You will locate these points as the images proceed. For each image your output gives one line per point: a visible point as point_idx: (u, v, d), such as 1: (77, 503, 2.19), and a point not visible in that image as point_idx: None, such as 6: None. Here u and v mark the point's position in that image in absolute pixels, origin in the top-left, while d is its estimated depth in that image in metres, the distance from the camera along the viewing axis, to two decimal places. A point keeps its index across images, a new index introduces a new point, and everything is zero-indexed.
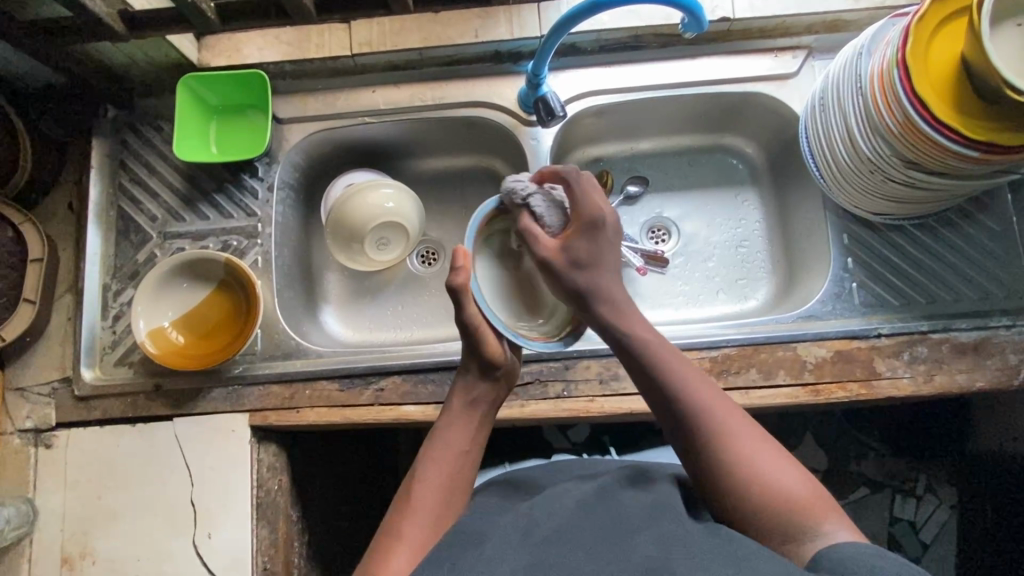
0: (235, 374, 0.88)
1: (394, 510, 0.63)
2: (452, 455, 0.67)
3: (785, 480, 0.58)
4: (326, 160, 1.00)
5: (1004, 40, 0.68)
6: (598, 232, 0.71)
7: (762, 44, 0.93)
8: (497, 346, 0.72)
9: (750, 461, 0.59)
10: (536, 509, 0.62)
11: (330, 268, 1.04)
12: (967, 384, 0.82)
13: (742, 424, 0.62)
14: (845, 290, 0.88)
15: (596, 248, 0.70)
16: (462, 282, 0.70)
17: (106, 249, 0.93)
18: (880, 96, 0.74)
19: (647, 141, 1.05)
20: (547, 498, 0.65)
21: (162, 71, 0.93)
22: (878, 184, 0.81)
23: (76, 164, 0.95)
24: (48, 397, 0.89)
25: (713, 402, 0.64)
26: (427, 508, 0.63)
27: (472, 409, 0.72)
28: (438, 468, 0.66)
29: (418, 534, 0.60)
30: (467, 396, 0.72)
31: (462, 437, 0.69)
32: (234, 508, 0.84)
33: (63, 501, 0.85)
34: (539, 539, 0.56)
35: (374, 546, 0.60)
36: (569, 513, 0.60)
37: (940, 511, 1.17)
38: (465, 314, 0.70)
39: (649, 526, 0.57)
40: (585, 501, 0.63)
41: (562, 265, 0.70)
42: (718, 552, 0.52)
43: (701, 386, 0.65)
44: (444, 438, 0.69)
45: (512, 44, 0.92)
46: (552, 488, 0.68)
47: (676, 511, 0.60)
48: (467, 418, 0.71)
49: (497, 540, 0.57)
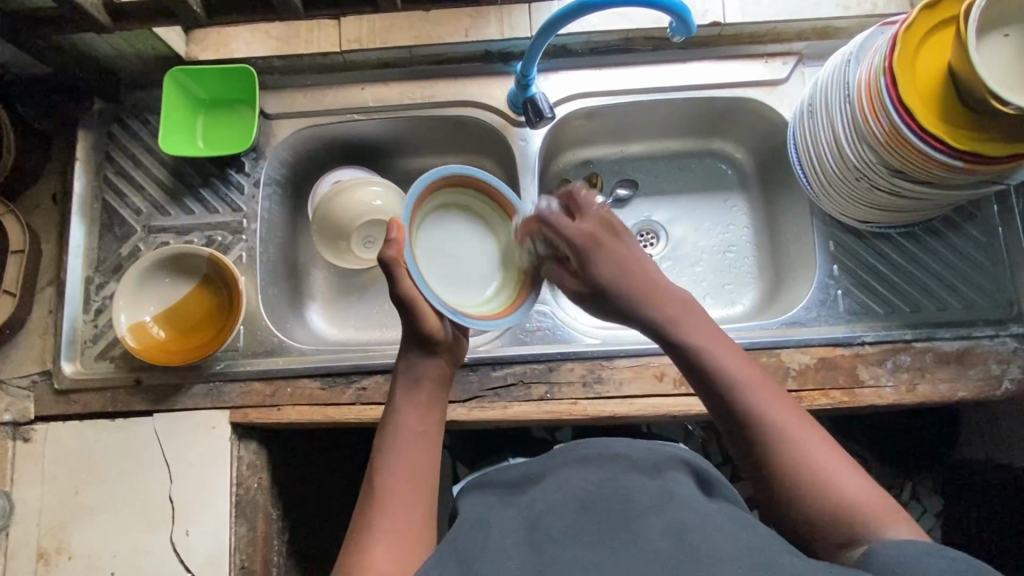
0: (217, 371, 0.87)
1: (364, 504, 0.62)
2: (408, 438, 0.65)
3: (846, 482, 0.56)
4: (314, 157, 1.00)
5: (989, 51, 0.68)
6: (603, 248, 0.66)
7: (753, 49, 0.93)
8: (435, 319, 0.66)
9: (815, 466, 0.57)
10: (538, 499, 0.62)
11: (317, 265, 1.03)
12: (949, 393, 0.82)
13: (805, 425, 0.59)
14: (830, 297, 0.88)
15: (615, 265, 0.65)
16: (394, 255, 0.63)
17: (89, 242, 0.92)
18: (867, 104, 0.74)
19: (637, 144, 1.05)
20: (555, 483, 0.64)
21: (150, 64, 0.92)
22: (865, 192, 0.81)
23: (61, 156, 0.94)
24: (27, 389, 0.88)
25: (776, 404, 0.59)
26: (396, 499, 0.61)
27: (418, 388, 0.68)
28: (398, 455, 0.64)
29: (389, 527, 0.60)
30: (410, 375, 0.68)
31: (416, 418, 0.66)
32: (213, 505, 0.83)
33: (39, 495, 0.85)
34: (540, 536, 0.56)
35: (349, 547, 0.60)
36: (577, 503, 0.59)
37: (924, 519, 1.17)
38: (398, 287, 0.64)
39: (656, 511, 0.56)
40: (597, 483, 0.62)
41: (594, 295, 0.67)
42: (731, 542, 0.51)
43: (761, 384, 0.60)
44: (395, 425, 0.66)
45: (502, 44, 0.92)
46: (562, 469, 0.68)
47: (684, 496, 0.59)
48: (416, 396, 0.67)
49: (498, 536, 0.57)
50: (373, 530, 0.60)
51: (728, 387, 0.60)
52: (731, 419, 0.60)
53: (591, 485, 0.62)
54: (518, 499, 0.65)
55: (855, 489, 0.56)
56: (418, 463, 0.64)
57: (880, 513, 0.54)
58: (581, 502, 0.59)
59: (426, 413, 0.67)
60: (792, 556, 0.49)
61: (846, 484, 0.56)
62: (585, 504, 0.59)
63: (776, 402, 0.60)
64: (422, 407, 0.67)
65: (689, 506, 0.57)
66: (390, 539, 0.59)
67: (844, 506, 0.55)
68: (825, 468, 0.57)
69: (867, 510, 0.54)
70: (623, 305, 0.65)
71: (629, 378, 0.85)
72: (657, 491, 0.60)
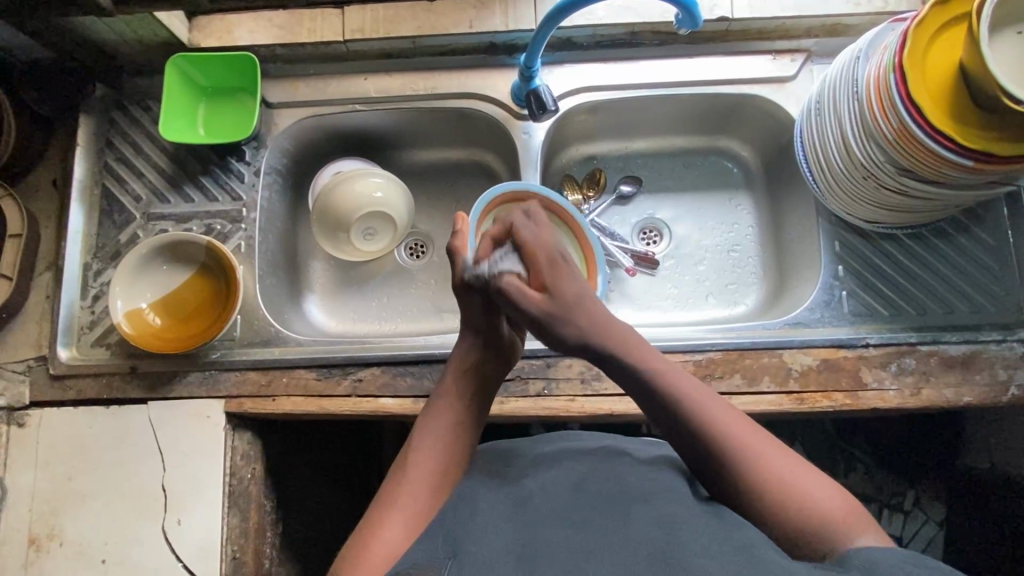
0: (212, 360, 0.87)
1: (387, 480, 0.61)
2: (445, 424, 0.65)
3: (816, 492, 0.55)
4: (315, 147, 0.99)
5: (1002, 49, 0.67)
6: (563, 270, 0.65)
7: (760, 45, 0.92)
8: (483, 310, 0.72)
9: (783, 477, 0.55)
10: (527, 477, 0.61)
11: (316, 257, 1.03)
12: (954, 398, 0.81)
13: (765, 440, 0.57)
14: (835, 298, 0.87)
15: (579, 291, 0.64)
16: (461, 244, 0.74)
17: (88, 227, 0.92)
18: (875, 101, 0.73)
19: (643, 140, 1.04)
20: (544, 462, 0.63)
21: (152, 51, 0.92)
22: (871, 191, 0.80)
23: (61, 141, 0.94)
24: (22, 375, 0.88)
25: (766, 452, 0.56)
26: (426, 475, 0.61)
27: (467, 381, 0.70)
28: (432, 438, 0.64)
29: (410, 501, 0.58)
30: (461, 369, 0.71)
31: (456, 410, 0.67)
32: (206, 495, 0.83)
33: (32, 481, 0.84)
34: (529, 516, 0.55)
35: (367, 516, 0.58)
36: (568, 484, 0.59)
37: (927, 527, 1.15)
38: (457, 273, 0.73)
39: (649, 498, 0.56)
40: (589, 468, 0.61)
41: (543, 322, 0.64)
42: (723, 538, 0.50)
43: (723, 409, 0.59)
44: (440, 409, 0.67)
45: (506, 36, 0.91)
46: (550, 450, 0.67)
47: (677, 485, 0.59)
48: (461, 390, 0.69)
49: (486, 509, 0.56)
50: (397, 501, 0.58)
51: (689, 414, 0.58)
52: (695, 450, 0.58)
53: (584, 467, 0.61)
54: (503, 470, 0.64)
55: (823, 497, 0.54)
56: (449, 449, 0.64)
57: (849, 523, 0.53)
58: (572, 484, 0.59)
59: (466, 407, 0.68)
60: (783, 555, 0.49)
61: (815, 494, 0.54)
62: (577, 485, 0.58)
63: (736, 422, 0.58)
64: (465, 401, 0.68)
65: (680, 496, 0.56)
66: (408, 513, 0.58)
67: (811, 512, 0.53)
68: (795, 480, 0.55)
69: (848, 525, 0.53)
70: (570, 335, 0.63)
71: None
72: (656, 479, 0.59)
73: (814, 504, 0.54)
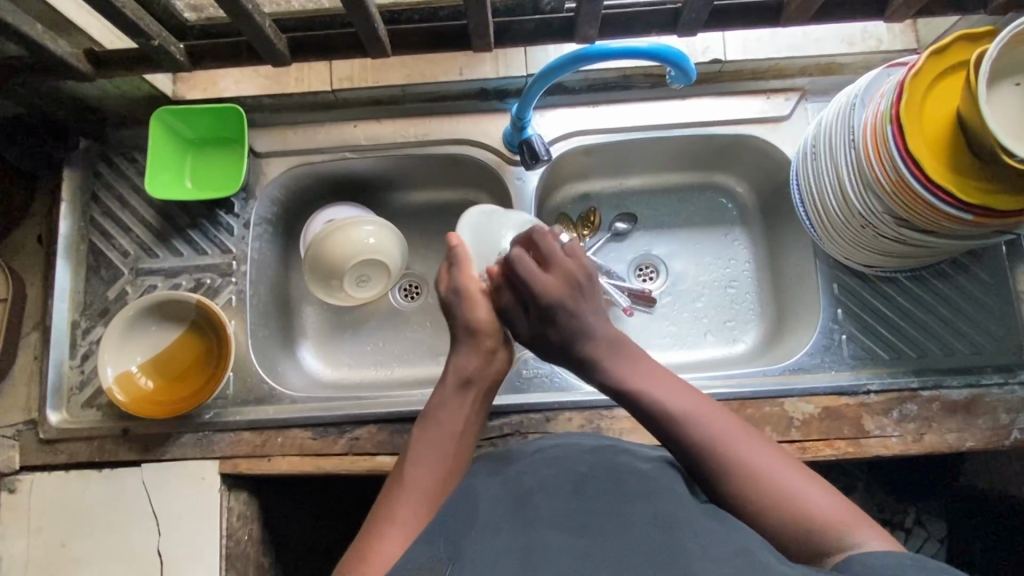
0: (206, 421, 0.85)
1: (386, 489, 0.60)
2: (448, 419, 0.64)
3: (801, 484, 0.55)
4: (305, 193, 0.97)
5: (1000, 103, 0.66)
6: (560, 316, 0.67)
7: (753, 86, 0.91)
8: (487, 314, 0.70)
9: (759, 472, 0.56)
10: (526, 474, 0.59)
11: (309, 302, 1.01)
12: (957, 444, 0.80)
13: (748, 435, 0.59)
14: (835, 342, 0.86)
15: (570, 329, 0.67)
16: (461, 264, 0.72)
17: (75, 284, 0.90)
18: (872, 150, 0.71)
19: (636, 177, 1.02)
20: (544, 460, 0.61)
21: (136, 105, 0.90)
22: (870, 239, 0.79)
23: (44, 199, 0.92)
24: (12, 440, 0.86)
25: (751, 446, 0.58)
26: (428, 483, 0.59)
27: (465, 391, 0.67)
28: (435, 447, 0.62)
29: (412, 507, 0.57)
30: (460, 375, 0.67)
31: (460, 414, 0.65)
32: (202, 558, 0.81)
33: (24, 549, 0.82)
34: (529, 513, 0.52)
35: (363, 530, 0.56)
36: (567, 485, 0.56)
37: (929, 544, 1.11)
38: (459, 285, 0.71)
39: (648, 500, 0.53)
40: (589, 468, 0.59)
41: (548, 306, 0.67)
42: (723, 540, 0.48)
43: (697, 404, 0.61)
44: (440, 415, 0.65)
45: (497, 82, 0.91)
46: (546, 449, 0.64)
47: (678, 491, 0.56)
48: (460, 399, 0.66)
49: (487, 510, 0.53)
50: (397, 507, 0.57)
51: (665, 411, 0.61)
52: (666, 438, 0.61)
53: (585, 467, 0.59)
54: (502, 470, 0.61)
55: (808, 491, 0.54)
56: (449, 448, 0.62)
57: (837, 516, 0.53)
58: (573, 483, 0.56)
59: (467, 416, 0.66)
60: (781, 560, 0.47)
61: (805, 490, 0.54)
62: (577, 485, 0.56)
63: (708, 416, 0.60)
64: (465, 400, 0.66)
65: (679, 497, 0.54)
66: (410, 518, 0.56)
67: (791, 514, 0.53)
68: (778, 476, 0.55)
69: (827, 511, 0.53)
70: (585, 321, 0.67)
71: (629, 429, 0.82)
72: (656, 482, 0.56)
73: (792, 496, 0.54)
